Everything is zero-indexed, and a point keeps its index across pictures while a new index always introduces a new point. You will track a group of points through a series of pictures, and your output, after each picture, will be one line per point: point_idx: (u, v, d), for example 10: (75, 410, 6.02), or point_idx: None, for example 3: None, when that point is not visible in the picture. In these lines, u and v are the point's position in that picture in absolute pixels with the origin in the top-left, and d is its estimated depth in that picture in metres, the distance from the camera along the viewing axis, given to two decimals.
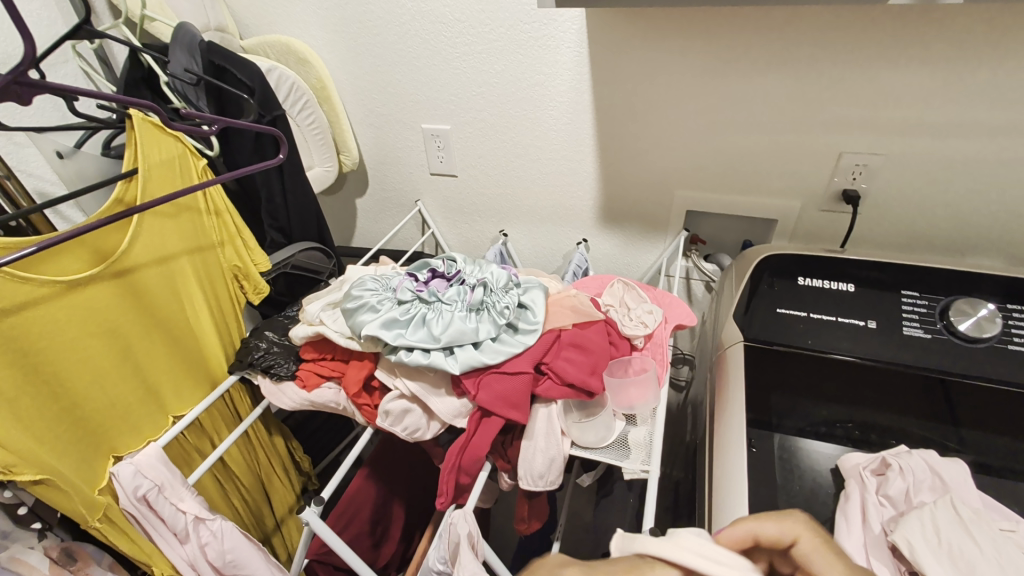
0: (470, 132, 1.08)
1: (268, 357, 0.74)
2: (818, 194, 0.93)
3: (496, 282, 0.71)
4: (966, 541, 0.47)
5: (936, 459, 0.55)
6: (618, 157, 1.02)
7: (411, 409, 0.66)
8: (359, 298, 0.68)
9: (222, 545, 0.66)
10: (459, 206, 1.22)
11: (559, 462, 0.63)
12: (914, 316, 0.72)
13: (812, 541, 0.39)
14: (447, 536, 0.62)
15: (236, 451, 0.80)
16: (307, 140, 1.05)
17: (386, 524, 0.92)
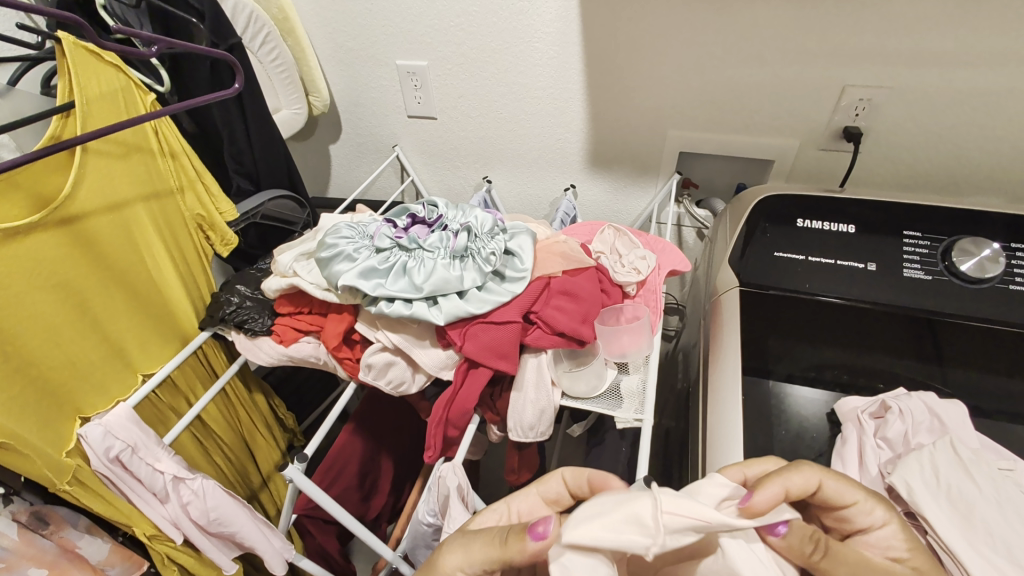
0: (450, 69, 1.01)
1: (241, 312, 0.70)
2: (817, 133, 0.88)
3: (480, 227, 0.66)
4: (965, 481, 0.46)
5: (935, 400, 0.54)
6: (608, 95, 0.96)
7: (395, 362, 0.63)
8: (333, 246, 0.63)
9: (205, 503, 0.64)
10: (439, 151, 1.16)
11: (550, 413, 0.62)
12: (915, 258, 0.69)
13: (834, 484, 0.42)
14: (435, 489, 0.60)
15: (214, 410, 0.77)
16: (271, 78, 0.97)
17: (376, 478, 0.92)
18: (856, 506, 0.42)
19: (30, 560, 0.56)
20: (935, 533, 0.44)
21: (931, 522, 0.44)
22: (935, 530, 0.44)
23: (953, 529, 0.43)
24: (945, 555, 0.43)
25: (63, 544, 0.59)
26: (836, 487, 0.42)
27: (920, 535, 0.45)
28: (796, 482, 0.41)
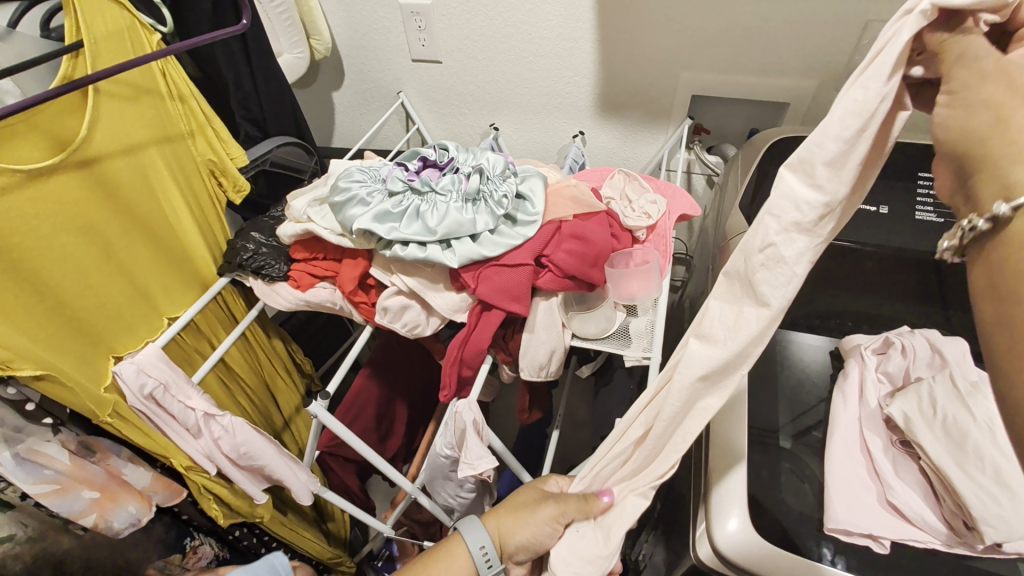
0: (454, 8, 0.97)
1: (257, 258, 0.72)
2: (836, 73, 0.86)
3: (492, 169, 0.65)
4: (961, 412, 0.47)
5: (939, 337, 0.54)
6: (618, 33, 0.92)
7: (410, 305, 0.66)
8: (347, 190, 0.63)
9: (235, 438, 0.68)
10: (444, 98, 1.14)
11: (560, 353, 0.65)
12: (929, 201, 0.68)
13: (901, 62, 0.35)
14: (452, 424, 0.63)
15: (236, 354, 0.80)
16: (271, 20, 0.95)
17: (391, 421, 1.02)
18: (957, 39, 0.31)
19: (82, 483, 0.60)
20: (927, 457, 0.47)
21: (924, 448, 0.47)
22: (927, 455, 0.47)
23: (947, 452, 0.46)
24: (936, 478, 0.47)
25: (109, 471, 0.64)
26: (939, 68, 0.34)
27: (913, 462, 0.49)
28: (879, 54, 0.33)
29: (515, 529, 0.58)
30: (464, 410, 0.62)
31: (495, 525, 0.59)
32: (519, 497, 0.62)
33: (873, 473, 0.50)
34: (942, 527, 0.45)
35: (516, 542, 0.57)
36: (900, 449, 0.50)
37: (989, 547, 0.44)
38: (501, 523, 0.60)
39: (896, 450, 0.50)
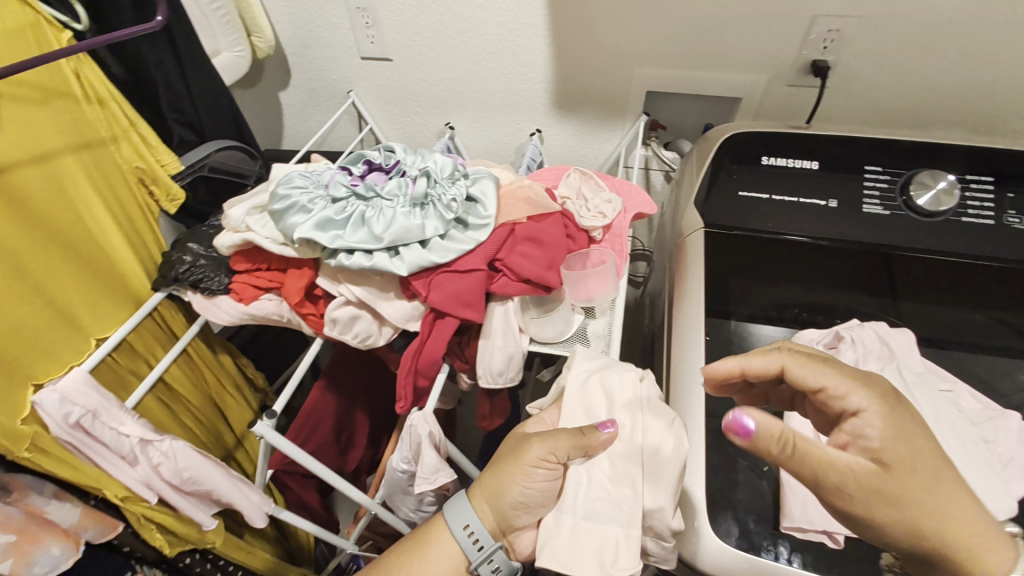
0: (403, 3, 0.94)
1: (195, 271, 0.68)
2: (785, 68, 0.87)
3: (439, 171, 0.62)
4: (907, 404, 0.48)
5: (885, 329, 0.55)
6: (570, 29, 0.91)
7: (360, 315, 0.63)
8: (287, 197, 0.60)
9: (177, 463, 0.64)
10: (396, 97, 1.10)
11: (518, 358, 0.64)
12: (875, 193, 0.69)
13: (798, 368, 0.45)
14: (407, 438, 0.61)
15: (177, 372, 0.75)
16: (206, 15, 0.89)
17: (351, 432, 1.00)
18: (829, 389, 0.44)
19: None
20: None
21: None
22: None
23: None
24: None
25: (30, 510, 0.60)
26: (803, 371, 0.45)
27: None
28: (754, 362, 0.47)
29: (507, 488, 0.52)
30: (420, 427, 0.59)
31: (480, 488, 0.55)
32: (499, 454, 0.56)
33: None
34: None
35: (506, 501, 0.53)
36: None
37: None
38: (486, 482, 0.54)
39: None
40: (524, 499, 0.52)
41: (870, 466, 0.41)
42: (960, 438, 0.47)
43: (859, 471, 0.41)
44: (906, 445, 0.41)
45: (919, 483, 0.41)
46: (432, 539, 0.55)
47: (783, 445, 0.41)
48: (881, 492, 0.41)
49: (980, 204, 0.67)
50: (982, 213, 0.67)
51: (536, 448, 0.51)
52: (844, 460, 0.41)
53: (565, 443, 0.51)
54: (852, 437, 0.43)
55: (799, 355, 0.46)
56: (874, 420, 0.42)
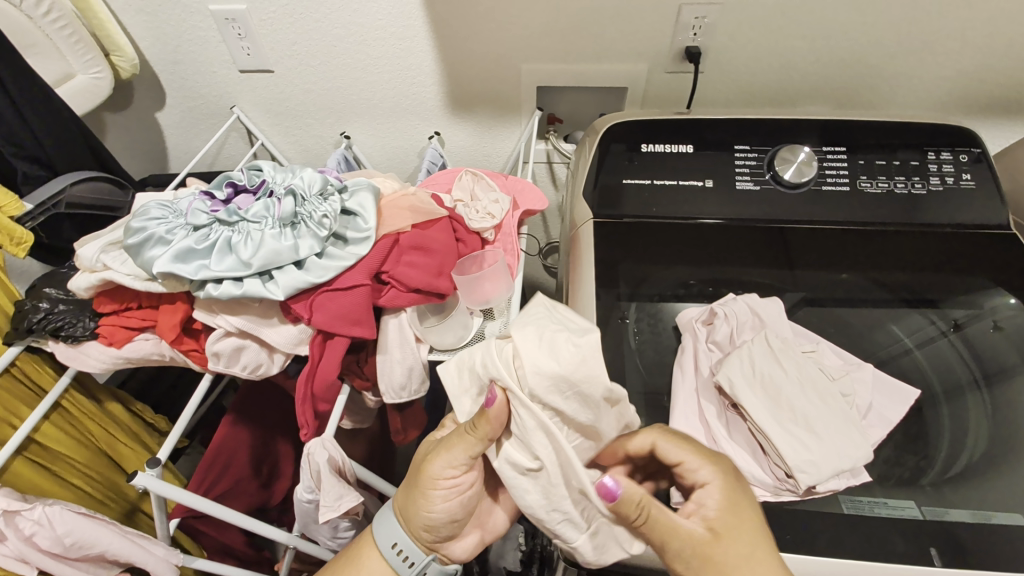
0: (274, 12, 0.90)
1: (53, 319, 0.62)
2: (662, 56, 0.90)
3: (309, 188, 0.60)
4: (774, 369, 0.55)
5: (756, 301, 0.61)
6: (452, 29, 0.90)
7: (244, 345, 0.60)
8: (142, 230, 0.56)
9: (53, 530, 0.60)
10: (284, 109, 1.06)
11: (419, 369, 0.62)
12: (745, 170, 0.73)
13: (665, 443, 0.48)
14: (306, 467, 0.57)
15: (53, 429, 0.69)
16: (49, 37, 0.82)
17: (273, 463, 0.95)
18: (685, 463, 0.48)
19: None
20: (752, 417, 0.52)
21: (747, 409, 0.52)
22: (752, 415, 0.52)
23: (764, 411, 0.52)
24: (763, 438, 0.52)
25: None
26: (668, 446, 0.48)
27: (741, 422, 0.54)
28: (631, 441, 0.49)
29: (415, 511, 0.54)
30: (319, 452, 0.57)
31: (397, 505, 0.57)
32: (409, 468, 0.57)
33: (710, 438, 0.55)
34: (769, 481, 0.51)
35: (418, 523, 0.55)
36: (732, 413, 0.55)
37: (807, 489, 0.50)
38: (399, 506, 0.57)
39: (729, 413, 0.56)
40: (435, 519, 0.54)
41: (704, 535, 0.45)
42: (821, 395, 0.53)
43: (688, 537, 0.45)
44: (733, 522, 0.45)
45: (739, 557, 0.43)
46: (362, 559, 0.57)
47: (641, 512, 0.44)
48: (710, 559, 0.43)
49: (837, 173, 0.72)
50: (838, 181, 0.72)
51: (436, 466, 0.51)
52: (684, 528, 0.45)
53: (460, 453, 0.50)
54: (696, 508, 0.46)
55: (668, 433, 0.49)
56: (711, 498, 0.46)
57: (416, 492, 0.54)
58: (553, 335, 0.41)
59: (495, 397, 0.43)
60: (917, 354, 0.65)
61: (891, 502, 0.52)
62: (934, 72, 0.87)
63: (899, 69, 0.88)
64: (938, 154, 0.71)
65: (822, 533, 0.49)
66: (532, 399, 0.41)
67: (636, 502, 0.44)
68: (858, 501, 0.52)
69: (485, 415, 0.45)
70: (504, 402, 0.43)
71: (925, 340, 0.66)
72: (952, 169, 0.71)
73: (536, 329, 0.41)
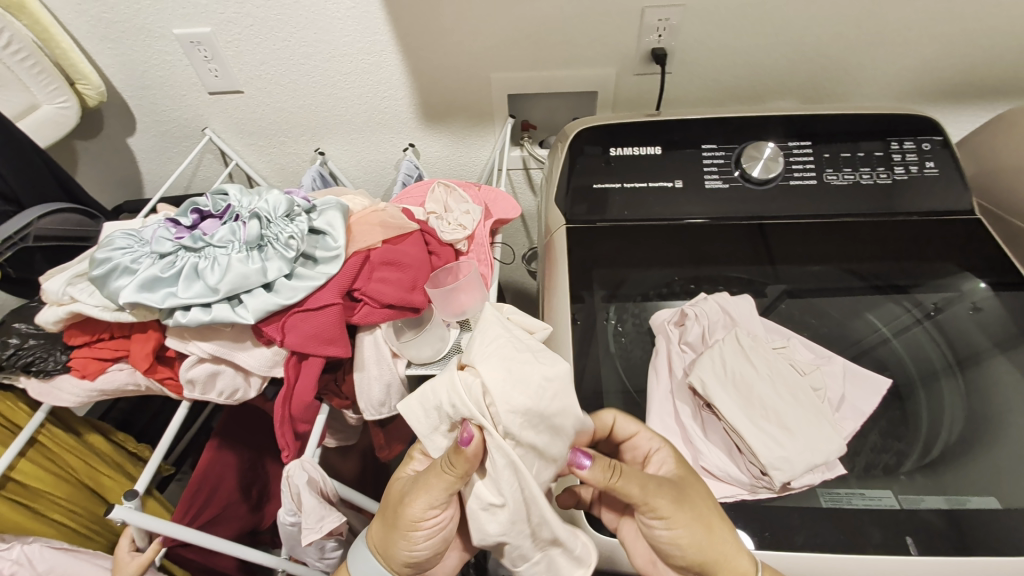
0: (240, 33, 0.89)
1: (23, 355, 0.61)
2: (629, 58, 0.91)
3: (274, 210, 0.59)
4: (745, 366, 0.58)
5: (726, 300, 0.65)
6: (418, 42, 0.90)
7: (219, 370, 0.59)
8: (106, 260, 0.55)
9: (34, 568, 0.61)
10: (257, 128, 1.05)
11: (396, 386, 0.62)
12: (714, 168, 0.74)
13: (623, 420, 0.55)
14: (286, 490, 0.57)
15: (32, 465, 0.68)
16: (12, 70, 0.81)
17: (262, 485, 0.94)
18: (639, 435, 0.55)
19: None
20: (724, 413, 0.55)
21: (719, 405, 0.55)
22: (723, 411, 0.55)
23: (736, 407, 0.55)
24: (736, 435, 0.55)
25: None
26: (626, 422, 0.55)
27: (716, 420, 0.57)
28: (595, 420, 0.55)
29: (395, 551, 0.52)
30: (297, 474, 0.56)
31: (374, 545, 0.54)
32: (381, 505, 0.54)
33: (687, 438, 0.57)
34: (745, 479, 0.54)
35: (399, 560, 0.53)
36: (705, 411, 0.58)
37: (782, 486, 0.53)
38: (376, 546, 0.54)
39: (703, 411, 0.58)
40: (417, 555, 0.52)
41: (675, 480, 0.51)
42: (791, 388, 0.57)
43: (654, 478, 0.49)
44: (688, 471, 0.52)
45: (702, 494, 0.50)
46: None
47: (613, 471, 0.47)
48: (676, 490, 0.49)
49: (804, 167, 0.73)
50: (806, 175, 0.73)
51: (415, 509, 0.49)
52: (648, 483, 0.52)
53: (438, 492, 0.48)
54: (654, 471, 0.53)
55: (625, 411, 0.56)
56: (666, 458, 0.53)
57: (396, 532, 0.51)
58: (520, 367, 0.43)
59: (470, 438, 0.43)
60: (894, 342, 0.66)
61: (867, 493, 0.54)
62: (896, 63, 0.89)
63: (862, 61, 0.89)
64: (901, 143, 0.72)
65: (800, 528, 0.51)
66: (506, 436, 0.42)
67: (608, 463, 0.48)
68: (836, 493, 0.54)
69: (462, 453, 0.44)
70: (480, 439, 0.44)
71: (902, 328, 0.67)
72: (915, 158, 0.72)
73: (502, 360, 0.43)
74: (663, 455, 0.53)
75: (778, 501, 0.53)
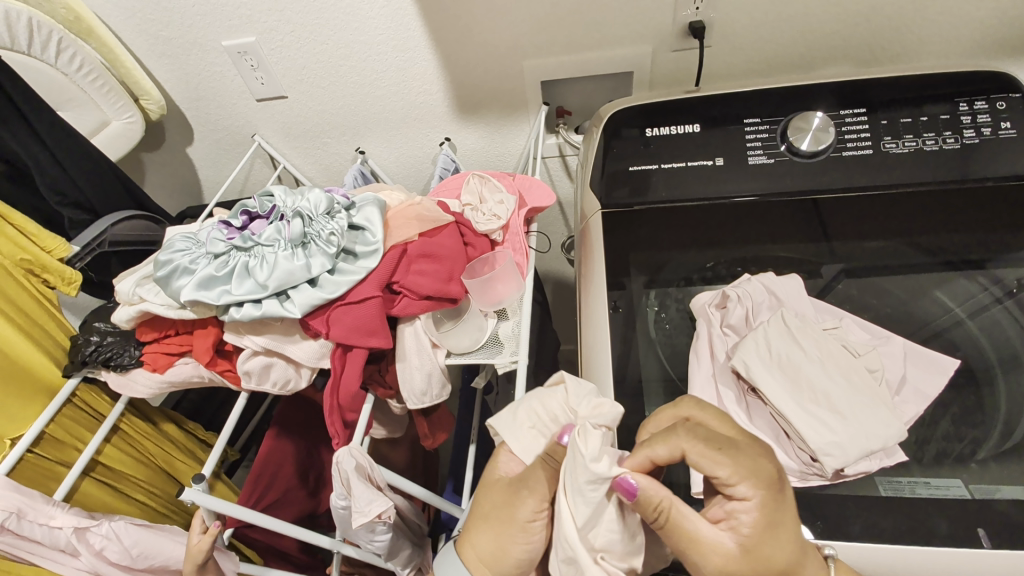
0: (281, 40, 0.93)
1: (103, 350, 0.67)
2: (665, 33, 0.87)
3: (315, 208, 0.62)
4: (792, 349, 0.55)
5: (772, 280, 0.63)
6: (449, 35, 0.90)
7: (272, 362, 0.63)
8: (168, 262, 0.60)
9: (122, 543, 0.66)
10: (302, 131, 1.09)
11: (437, 375, 0.63)
12: (757, 143, 0.70)
13: (697, 458, 0.42)
14: (336, 476, 0.59)
15: (114, 451, 0.75)
16: (83, 89, 0.88)
17: (319, 471, 0.99)
18: (722, 479, 0.42)
19: None
20: (771, 399, 0.53)
21: (765, 391, 0.53)
22: (770, 397, 0.53)
23: (784, 393, 0.53)
24: (782, 420, 0.53)
25: None
26: (700, 459, 0.42)
27: (762, 405, 0.55)
28: (657, 450, 0.43)
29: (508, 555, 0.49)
30: (345, 457, 0.59)
31: (479, 556, 0.49)
32: (486, 508, 0.50)
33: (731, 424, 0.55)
34: (794, 465, 0.51)
35: (509, 566, 0.49)
36: (750, 396, 0.56)
37: (835, 473, 0.50)
38: (487, 558, 0.49)
39: (748, 397, 0.56)
40: (530, 552, 0.49)
41: (732, 550, 0.42)
42: (846, 372, 0.54)
43: (713, 550, 0.42)
44: (770, 539, 0.42)
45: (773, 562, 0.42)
46: None
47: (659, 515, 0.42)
48: (738, 557, 0.42)
49: (858, 137, 0.68)
50: (860, 145, 0.67)
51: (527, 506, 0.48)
52: (712, 542, 0.42)
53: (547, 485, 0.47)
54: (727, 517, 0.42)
55: (705, 442, 0.42)
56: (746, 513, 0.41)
57: (509, 528, 0.48)
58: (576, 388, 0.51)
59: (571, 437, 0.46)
60: (969, 324, 0.61)
61: (934, 482, 0.50)
62: (965, 15, 0.81)
63: (926, 16, 0.81)
64: (971, 104, 0.66)
65: (857, 516, 0.49)
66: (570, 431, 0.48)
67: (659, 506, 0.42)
68: (897, 481, 0.51)
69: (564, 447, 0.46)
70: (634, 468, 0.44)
71: (977, 309, 0.61)
72: (989, 119, 0.65)
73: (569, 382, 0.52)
74: (749, 501, 0.41)
75: (832, 488, 0.51)
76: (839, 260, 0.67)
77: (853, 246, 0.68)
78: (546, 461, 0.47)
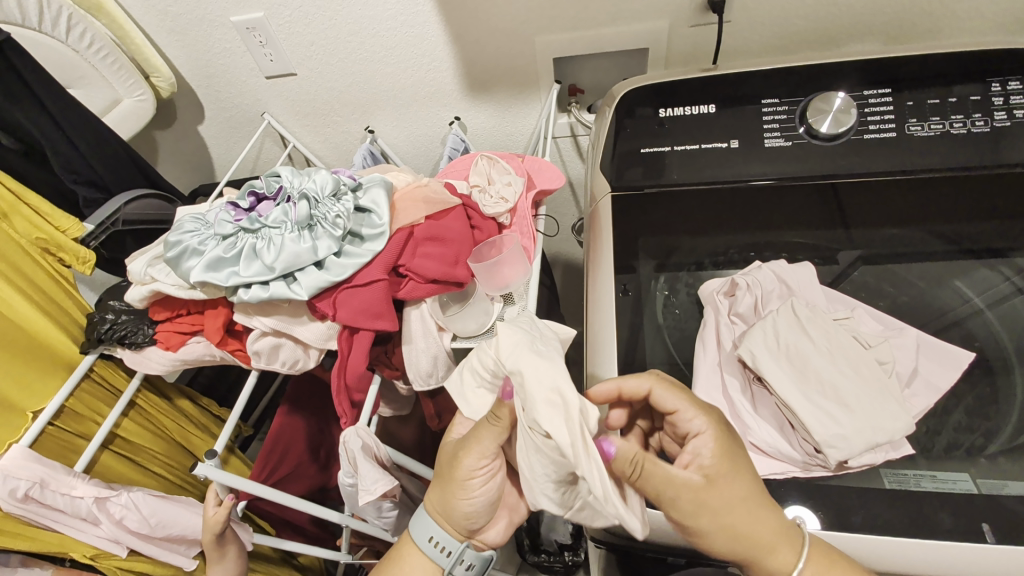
0: (289, 15, 0.91)
1: (118, 329, 0.69)
2: (683, 8, 0.84)
3: (321, 190, 0.62)
4: (800, 339, 0.54)
5: (783, 268, 0.62)
6: (459, 10, 0.88)
7: (280, 343, 0.63)
8: (178, 243, 0.60)
9: (140, 512, 0.70)
10: (312, 109, 1.09)
11: (443, 358, 0.64)
12: (775, 125, 0.68)
13: (662, 390, 0.50)
14: (343, 454, 0.60)
15: (131, 425, 0.77)
16: (95, 66, 0.88)
17: (330, 447, 1.01)
18: (679, 412, 0.49)
19: None
20: (777, 390, 0.52)
21: (771, 381, 0.52)
22: (776, 387, 0.52)
23: (791, 384, 0.52)
24: (787, 411, 0.52)
25: None
26: (663, 392, 0.50)
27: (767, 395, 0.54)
28: (627, 381, 0.50)
29: (455, 508, 0.54)
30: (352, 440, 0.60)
31: (433, 507, 0.55)
32: (436, 464, 0.56)
33: (735, 413, 0.55)
34: (798, 456, 0.51)
35: (458, 517, 0.54)
36: (756, 386, 0.55)
37: (838, 465, 0.50)
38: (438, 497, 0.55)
39: (753, 386, 0.56)
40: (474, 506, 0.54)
41: (699, 482, 0.46)
42: (854, 363, 0.53)
43: (682, 486, 0.45)
44: (728, 469, 0.46)
45: (731, 498, 0.46)
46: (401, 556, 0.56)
47: (635, 466, 0.45)
48: (702, 488, 0.45)
49: (882, 119, 0.65)
50: (883, 127, 0.65)
51: (467, 461, 0.52)
52: (681, 476, 0.46)
53: (489, 442, 0.51)
54: (690, 458, 0.47)
55: (665, 380, 0.50)
56: (706, 445, 0.47)
57: (451, 485, 0.53)
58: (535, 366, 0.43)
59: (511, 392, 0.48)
60: (987, 313, 0.59)
61: (940, 476, 0.50)
62: None
63: None
64: (1004, 85, 0.63)
65: (860, 508, 0.48)
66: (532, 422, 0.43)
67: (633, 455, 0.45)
68: (902, 474, 0.50)
69: (504, 404, 0.49)
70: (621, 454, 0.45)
71: (995, 299, 0.60)
72: (1021, 101, 0.62)
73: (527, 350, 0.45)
74: (705, 437, 0.47)
75: (835, 479, 0.51)
76: (857, 247, 0.66)
77: (870, 233, 0.66)
78: (489, 421, 0.50)
